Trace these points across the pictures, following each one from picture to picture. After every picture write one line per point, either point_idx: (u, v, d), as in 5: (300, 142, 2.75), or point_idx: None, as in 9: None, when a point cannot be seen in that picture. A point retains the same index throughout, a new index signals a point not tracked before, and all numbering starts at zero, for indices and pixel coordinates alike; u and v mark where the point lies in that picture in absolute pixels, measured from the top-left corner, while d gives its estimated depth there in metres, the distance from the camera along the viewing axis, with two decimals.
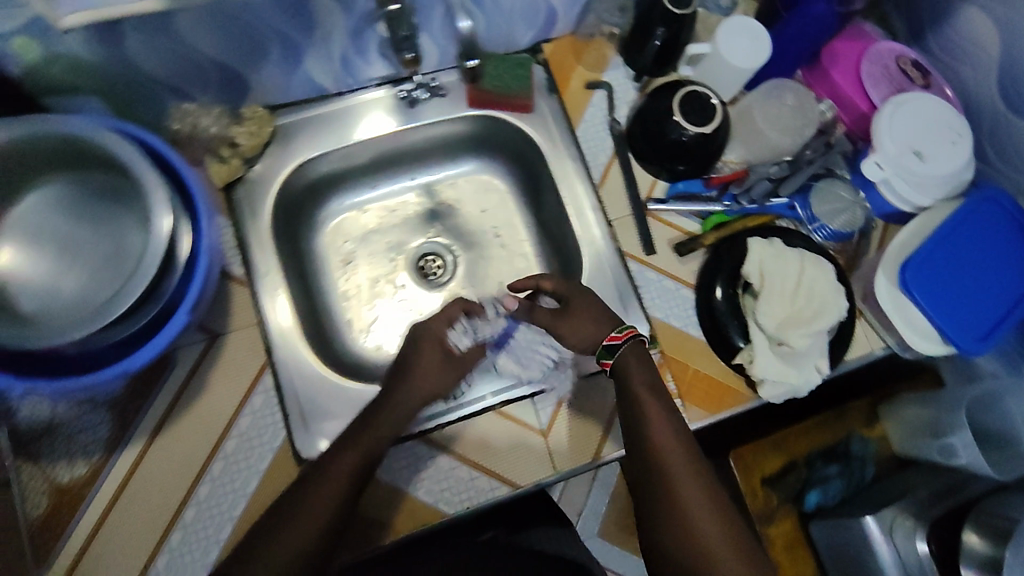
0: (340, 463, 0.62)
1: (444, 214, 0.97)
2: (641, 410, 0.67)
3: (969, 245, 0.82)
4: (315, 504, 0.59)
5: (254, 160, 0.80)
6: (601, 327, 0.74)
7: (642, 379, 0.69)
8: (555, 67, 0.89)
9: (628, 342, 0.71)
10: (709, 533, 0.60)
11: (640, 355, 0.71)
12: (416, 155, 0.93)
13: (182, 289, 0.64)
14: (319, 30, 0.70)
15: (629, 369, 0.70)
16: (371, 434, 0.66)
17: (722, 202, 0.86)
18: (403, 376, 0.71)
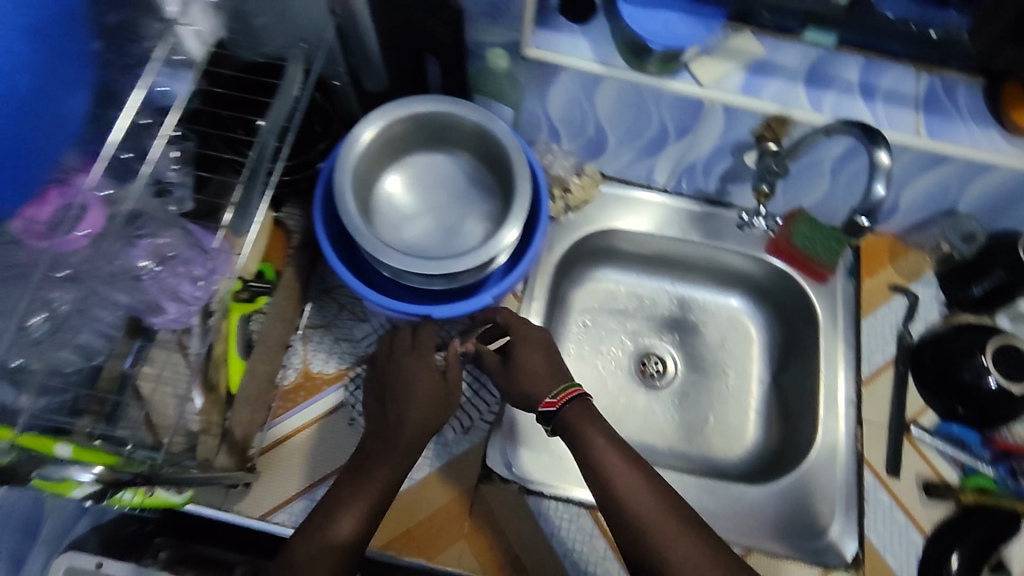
0: (355, 501, 0.62)
1: (686, 328, 0.98)
2: (614, 482, 0.62)
3: None
4: (336, 524, 0.61)
5: (574, 208, 0.91)
6: (546, 382, 0.70)
7: (596, 453, 0.64)
8: (866, 256, 0.89)
9: (565, 406, 0.68)
10: None
11: (597, 433, 0.65)
12: (692, 269, 0.97)
13: (489, 284, 0.74)
14: (692, 136, 0.79)
15: (580, 433, 0.66)
16: (375, 463, 0.65)
17: (995, 468, 0.77)
18: (398, 402, 0.68)
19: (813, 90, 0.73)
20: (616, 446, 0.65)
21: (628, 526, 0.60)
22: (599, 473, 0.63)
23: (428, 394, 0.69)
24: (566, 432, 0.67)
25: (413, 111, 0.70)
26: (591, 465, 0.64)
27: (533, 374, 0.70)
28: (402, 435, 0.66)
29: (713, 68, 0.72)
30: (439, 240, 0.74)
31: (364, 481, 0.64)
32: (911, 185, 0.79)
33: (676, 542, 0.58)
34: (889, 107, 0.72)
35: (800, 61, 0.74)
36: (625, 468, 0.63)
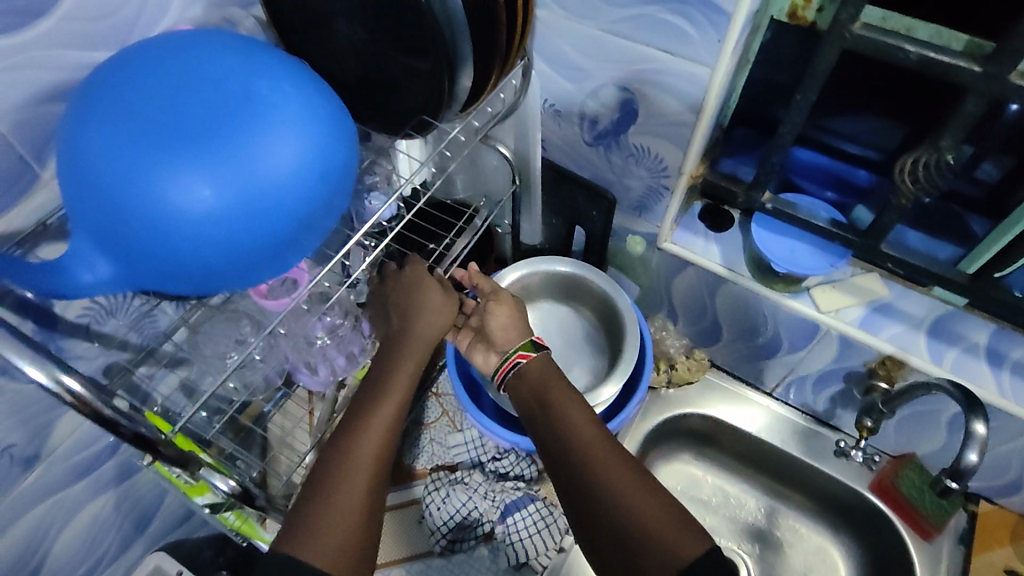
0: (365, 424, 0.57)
1: (768, 542, 0.94)
2: (555, 408, 0.60)
3: None
4: (350, 441, 0.56)
5: (675, 385, 0.96)
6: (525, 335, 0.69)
7: (546, 387, 0.62)
8: (980, 529, 0.83)
9: (531, 358, 0.65)
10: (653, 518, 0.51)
11: (552, 371, 0.64)
12: (786, 481, 0.95)
13: None
14: (805, 353, 0.83)
15: (531, 375, 0.64)
16: (385, 377, 0.61)
17: None
18: (408, 315, 0.65)
19: (934, 340, 0.75)
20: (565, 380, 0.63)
21: (575, 457, 0.57)
22: (548, 407, 0.61)
23: (436, 308, 0.65)
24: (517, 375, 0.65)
25: (554, 268, 0.83)
26: (543, 400, 0.62)
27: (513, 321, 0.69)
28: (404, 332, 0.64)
29: (833, 299, 0.78)
30: None
31: (378, 397, 0.59)
32: None
33: (602, 459, 0.55)
34: (1016, 379, 0.72)
35: (926, 311, 0.77)
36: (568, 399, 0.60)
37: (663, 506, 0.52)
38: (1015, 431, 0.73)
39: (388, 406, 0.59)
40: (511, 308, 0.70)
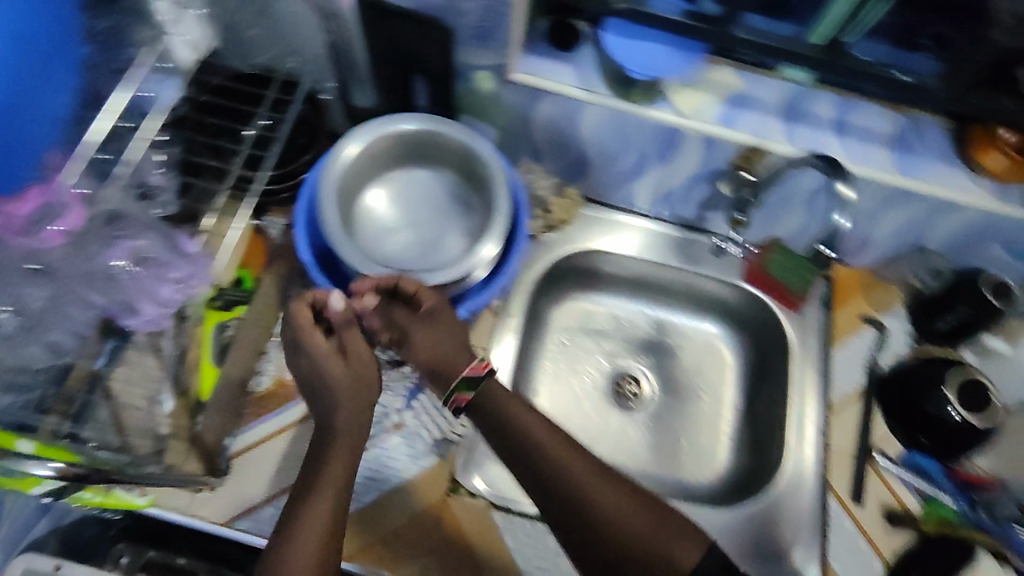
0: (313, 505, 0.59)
1: (662, 354, 0.99)
2: (546, 446, 0.66)
3: None
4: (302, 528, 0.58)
5: (554, 229, 0.94)
6: (462, 361, 0.72)
7: (527, 422, 0.68)
8: (838, 287, 0.92)
9: (486, 377, 0.71)
10: (641, 531, 0.62)
11: (511, 402, 0.69)
12: (672, 291, 0.99)
13: (463, 296, 0.77)
14: (672, 163, 0.82)
15: (495, 402, 0.69)
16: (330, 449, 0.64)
17: (955, 498, 0.78)
18: (314, 385, 0.68)
19: (786, 123, 0.77)
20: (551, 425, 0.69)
21: (560, 486, 0.64)
22: (526, 444, 0.67)
23: (344, 386, 0.66)
24: (483, 406, 0.70)
25: (394, 131, 0.73)
26: (519, 441, 0.67)
27: (447, 351, 0.72)
28: (342, 393, 0.66)
29: (690, 100, 0.76)
30: (416, 255, 0.75)
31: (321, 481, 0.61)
32: (880, 216, 0.83)
33: (597, 490, 0.64)
34: (856, 144, 0.77)
35: (777, 97, 0.79)
36: (557, 440, 0.67)
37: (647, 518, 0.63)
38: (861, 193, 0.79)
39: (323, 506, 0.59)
40: (441, 331, 0.72)
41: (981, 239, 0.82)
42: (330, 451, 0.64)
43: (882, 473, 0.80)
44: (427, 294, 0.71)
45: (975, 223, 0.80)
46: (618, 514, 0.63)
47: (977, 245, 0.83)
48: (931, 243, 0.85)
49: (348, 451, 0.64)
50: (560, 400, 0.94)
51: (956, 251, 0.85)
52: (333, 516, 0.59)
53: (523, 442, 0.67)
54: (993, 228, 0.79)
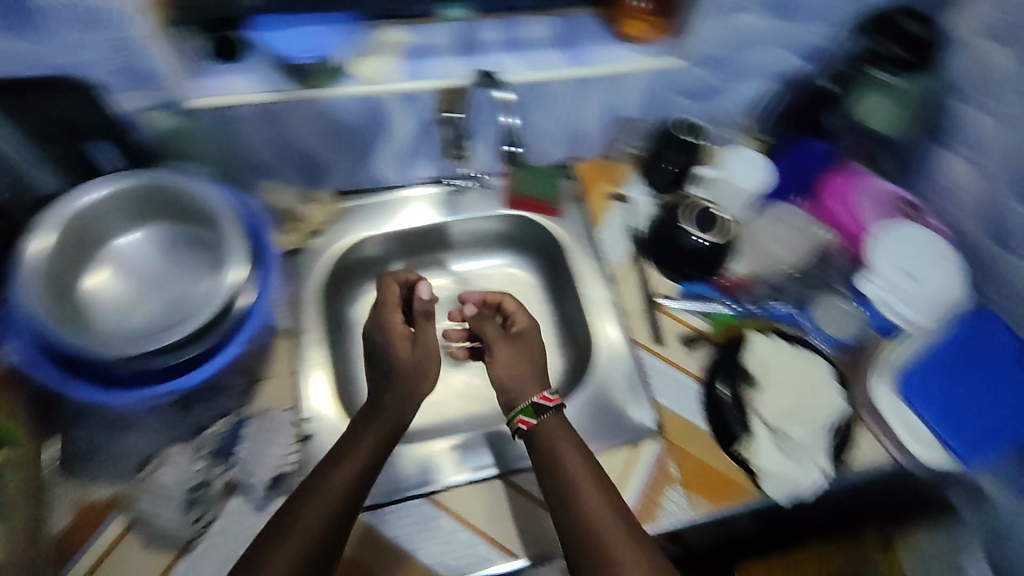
0: (324, 490, 0.65)
1: (471, 301, 1.04)
2: (572, 477, 0.71)
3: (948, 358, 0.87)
4: (310, 508, 0.64)
5: (316, 234, 0.92)
6: (532, 384, 0.81)
7: (572, 456, 0.72)
8: (582, 180, 1.02)
9: (548, 417, 0.76)
10: (627, 562, 0.63)
11: (557, 432, 0.75)
12: (453, 243, 1.03)
13: (223, 343, 0.71)
14: (388, 129, 0.86)
15: (553, 438, 0.74)
16: (363, 445, 0.72)
17: (727, 303, 0.92)
18: (381, 359, 0.82)
19: (464, 57, 0.83)
20: (586, 455, 0.73)
21: (574, 513, 0.68)
22: (551, 468, 0.72)
23: (409, 371, 0.79)
24: (536, 433, 0.76)
25: (77, 207, 0.69)
26: (551, 467, 0.72)
27: (518, 367, 0.83)
28: (400, 372, 0.79)
29: (372, 66, 0.80)
30: (165, 318, 0.73)
31: (342, 461, 0.69)
32: (582, 106, 0.92)
33: (606, 518, 0.67)
34: (532, 54, 0.85)
35: (448, 37, 0.84)
36: (585, 474, 0.71)
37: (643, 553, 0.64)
38: (555, 92, 0.88)
39: (338, 483, 0.66)
40: (510, 349, 0.86)
41: (664, 95, 0.94)
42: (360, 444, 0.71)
43: (670, 312, 0.92)
44: (518, 324, 0.88)
45: (654, 86, 0.92)
46: (617, 547, 0.64)
47: (665, 101, 0.96)
48: (632, 113, 0.96)
49: (371, 438, 0.72)
50: None
51: (652, 113, 0.98)
52: (351, 486, 0.67)
53: (554, 469, 0.72)
54: (667, 84, 0.92)
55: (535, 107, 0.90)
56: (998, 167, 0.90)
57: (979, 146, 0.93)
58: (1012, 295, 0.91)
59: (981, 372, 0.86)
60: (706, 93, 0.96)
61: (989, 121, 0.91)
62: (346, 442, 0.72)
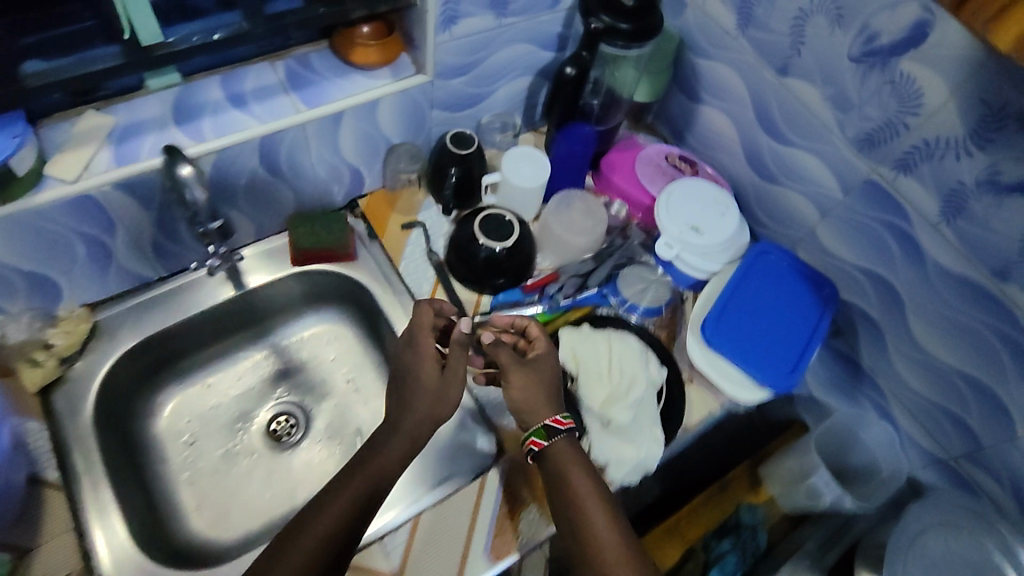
0: (336, 503, 0.65)
1: (294, 372, 0.98)
2: (575, 490, 0.66)
3: (749, 291, 0.89)
4: (318, 523, 0.64)
5: (75, 358, 0.81)
6: (546, 410, 0.73)
7: (567, 469, 0.68)
8: (371, 216, 0.97)
9: (557, 441, 0.70)
10: None
11: (569, 454, 0.69)
12: (254, 319, 0.96)
13: None
14: (122, 224, 0.76)
15: (559, 458, 0.69)
16: (398, 452, 0.71)
17: (542, 302, 0.91)
18: (405, 391, 0.77)
19: (186, 126, 0.75)
20: (593, 472, 0.68)
21: (576, 532, 0.64)
22: (560, 487, 0.67)
23: (433, 394, 0.75)
24: (540, 455, 0.70)
25: None
26: (562, 486, 0.67)
27: (538, 395, 0.74)
28: (418, 393, 0.76)
29: (73, 161, 0.69)
30: None
31: (347, 481, 0.68)
32: (340, 144, 0.87)
33: (608, 531, 0.63)
34: (262, 103, 0.78)
35: (161, 106, 0.75)
36: (586, 483, 0.67)
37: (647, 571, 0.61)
38: (301, 140, 0.82)
39: (347, 490, 0.67)
40: (527, 380, 0.74)
41: (421, 113, 0.91)
42: (384, 450, 0.71)
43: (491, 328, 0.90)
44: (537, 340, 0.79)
45: (407, 107, 0.88)
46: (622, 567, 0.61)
47: (425, 118, 0.93)
48: (396, 138, 0.92)
49: (396, 449, 0.72)
50: (223, 494, 0.87)
51: (418, 135, 0.94)
52: (359, 505, 0.66)
53: (566, 489, 0.67)
54: (420, 102, 0.89)
55: (289, 159, 0.83)
56: (743, 110, 0.96)
57: (723, 93, 0.98)
58: (789, 222, 0.97)
59: (767, 304, 0.88)
60: (465, 101, 0.94)
61: (725, 68, 0.96)
62: (363, 457, 0.71)
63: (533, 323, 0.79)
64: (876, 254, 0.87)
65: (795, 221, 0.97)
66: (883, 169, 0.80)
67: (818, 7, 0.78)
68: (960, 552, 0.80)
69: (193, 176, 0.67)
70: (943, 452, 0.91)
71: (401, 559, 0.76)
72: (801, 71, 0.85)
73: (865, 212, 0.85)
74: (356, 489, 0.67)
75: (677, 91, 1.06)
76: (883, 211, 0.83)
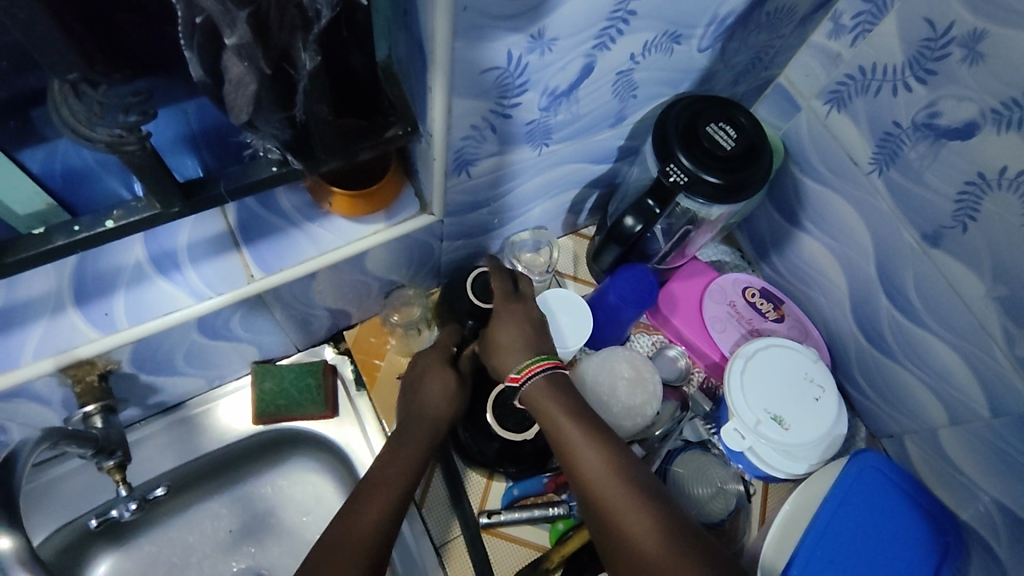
0: (371, 502, 0.54)
1: (259, 532, 0.80)
2: (577, 467, 0.56)
3: (840, 530, 0.68)
4: (360, 521, 0.52)
5: None
6: (514, 357, 0.62)
7: (565, 445, 0.57)
8: (360, 356, 0.77)
9: (533, 379, 0.60)
10: (639, 529, 0.50)
11: (546, 389, 0.60)
12: (213, 468, 0.78)
13: None
14: (13, 421, 0.57)
15: (541, 409, 0.59)
16: (424, 437, 0.62)
17: (566, 502, 0.71)
18: (410, 399, 0.66)
19: (88, 306, 0.54)
20: (595, 430, 0.57)
21: (586, 494, 0.54)
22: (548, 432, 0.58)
23: (430, 389, 0.66)
24: (531, 408, 0.61)
25: None
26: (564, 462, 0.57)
27: (508, 346, 0.63)
28: (420, 397, 0.65)
29: None
30: None
31: (379, 475, 0.57)
32: (316, 295, 0.66)
33: (634, 529, 0.51)
34: (201, 268, 0.57)
35: (56, 278, 0.54)
36: (571, 422, 0.57)
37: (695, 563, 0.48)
38: (258, 304, 0.61)
39: (377, 490, 0.56)
40: (506, 331, 0.64)
41: (428, 249, 0.69)
42: (402, 449, 0.60)
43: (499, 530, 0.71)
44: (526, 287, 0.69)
45: (407, 247, 0.66)
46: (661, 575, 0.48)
47: (432, 252, 0.70)
48: (394, 276, 0.71)
49: (414, 449, 0.61)
50: None
51: (424, 267, 0.72)
52: (393, 513, 0.54)
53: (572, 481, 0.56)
54: (426, 240, 0.66)
55: (244, 320, 0.63)
56: (859, 259, 0.72)
57: (834, 230, 0.73)
58: (901, 406, 0.75)
59: (867, 560, 0.67)
60: (487, 227, 0.70)
61: (842, 203, 0.70)
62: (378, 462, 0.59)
63: (496, 265, 0.69)
64: (1021, 494, 0.65)
65: (905, 407, 0.75)
66: None
67: (1011, 184, 0.54)
68: None
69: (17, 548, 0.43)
70: None
71: None
72: (960, 249, 0.61)
73: (1014, 443, 0.63)
74: (390, 486, 0.56)
75: (769, 205, 0.81)
76: None
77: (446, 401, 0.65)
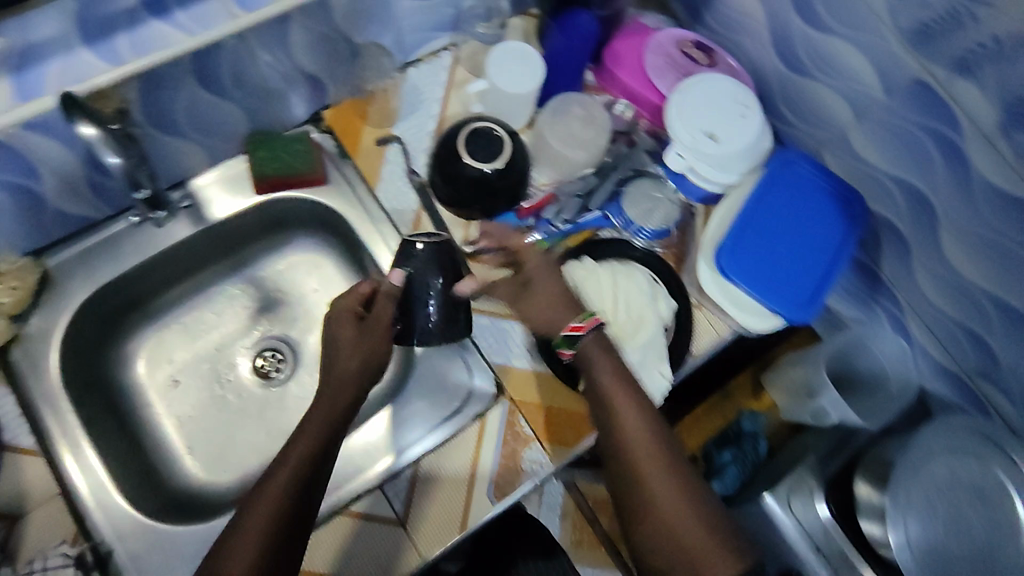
0: (287, 457, 0.62)
1: (273, 305, 0.90)
2: (617, 417, 0.65)
3: (767, 212, 0.81)
4: (271, 482, 0.60)
5: (30, 315, 0.74)
6: (560, 311, 0.70)
7: (610, 397, 0.66)
8: (341, 131, 0.84)
9: (590, 330, 0.69)
10: (666, 487, 0.60)
11: (603, 342, 0.69)
12: (225, 251, 0.87)
13: None
14: (46, 167, 0.66)
15: (594, 366, 0.68)
16: (345, 380, 0.69)
17: (539, 229, 0.82)
18: (331, 355, 0.71)
19: (96, 43, 0.62)
20: (642, 406, 0.65)
21: (625, 451, 0.63)
22: (601, 401, 0.67)
23: (354, 346, 0.70)
24: (582, 363, 0.69)
25: None
26: (605, 421, 0.66)
27: (558, 299, 0.72)
28: (338, 353, 0.70)
29: None
30: None
31: (298, 438, 0.65)
32: (294, 50, 0.73)
33: (665, 476, 0.61)
34: (189, 9, 0.64)
35: (62, 17, 0.61)
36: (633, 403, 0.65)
37: (698, 519, 0.59)
38: (244, 50, 0.68)
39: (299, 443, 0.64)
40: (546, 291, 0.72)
41: (388, 6, 0.76)
42: (285, 464, 0.62)
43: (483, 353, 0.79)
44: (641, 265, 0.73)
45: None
46: (675, 527, 0.59)
47: (392, 11, 0.77)
48: (361, 37, 0.78)
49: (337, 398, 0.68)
50: (217, 439, 0.83)
51: (387, 30, 0.80)
52: (312, 463, 0.63)
53: (608, 446, 0.64)
54: None
55: (235, 71, 0.70)
56: None
57: None
58: (817, 121, 0.87)
59: (789, 232, 0.80)
60: None
61: None
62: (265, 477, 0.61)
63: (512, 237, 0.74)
64: (913, 163, 0.78)
65: (820, 119, 0.87)
66: (936, 69, 0.70)
67: None
68: (965, 473, 0.81)
69: (98, 138, 0.59)
70: (956, 366, 0.89)
71: (406, 505, 0.73)
72: None
73: (904, 113, 0.76)
74: (309, 441, 0.64)
75: None
76: (926, 116, 0.74)
77: (363, 356, 0.70)
